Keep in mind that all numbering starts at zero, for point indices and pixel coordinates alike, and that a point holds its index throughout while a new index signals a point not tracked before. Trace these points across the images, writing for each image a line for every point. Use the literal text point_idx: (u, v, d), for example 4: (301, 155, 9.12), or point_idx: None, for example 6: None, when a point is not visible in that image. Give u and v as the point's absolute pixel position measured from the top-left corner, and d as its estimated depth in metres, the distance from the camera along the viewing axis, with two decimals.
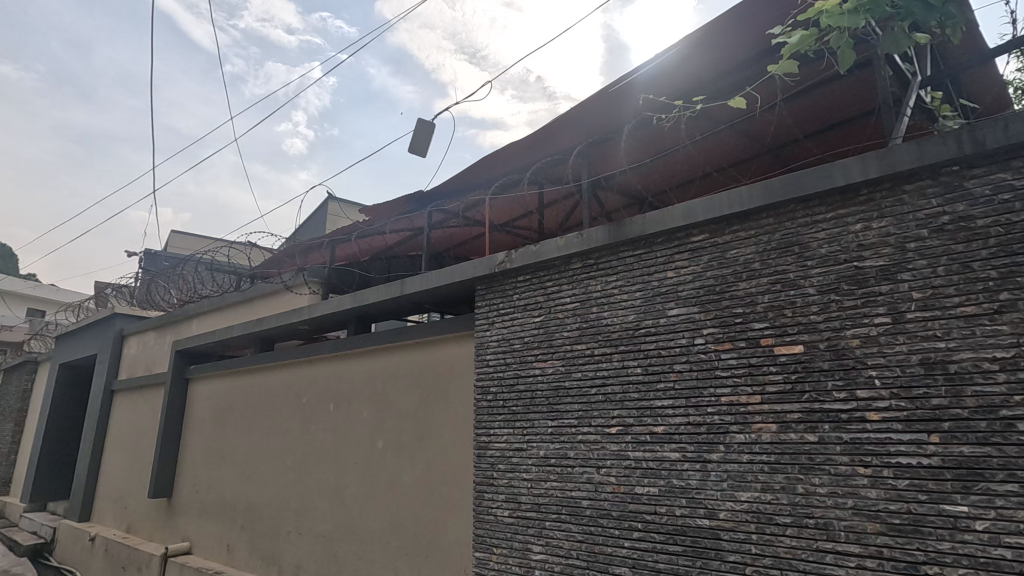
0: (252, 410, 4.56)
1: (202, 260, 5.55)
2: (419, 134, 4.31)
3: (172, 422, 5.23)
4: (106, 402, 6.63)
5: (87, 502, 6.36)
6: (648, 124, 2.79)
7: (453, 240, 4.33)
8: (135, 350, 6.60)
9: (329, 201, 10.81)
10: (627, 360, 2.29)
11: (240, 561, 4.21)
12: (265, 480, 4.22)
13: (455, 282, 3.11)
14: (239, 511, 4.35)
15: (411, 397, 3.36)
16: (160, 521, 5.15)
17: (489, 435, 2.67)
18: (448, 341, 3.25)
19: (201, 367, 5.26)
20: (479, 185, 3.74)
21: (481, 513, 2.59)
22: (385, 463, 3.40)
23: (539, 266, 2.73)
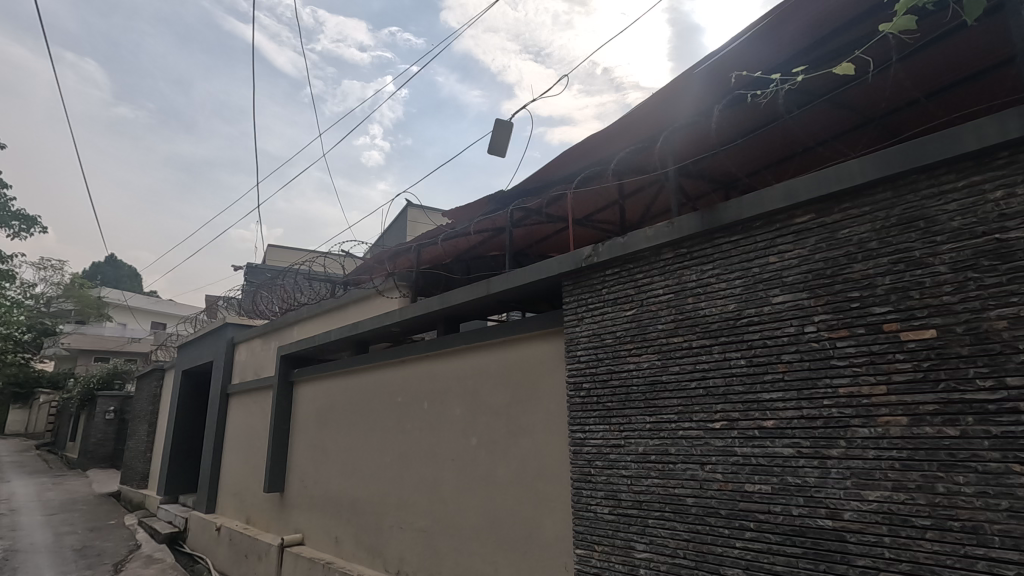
0: (352, 410, 4.79)
1: (300, 269, 5.93)
2: (498, 135, 4.35)
3: (281, 422, 5.63)
4: (223, 405, 7.26)
5: (212, 495, 6.99)
6: (741, 101, 2.64)
7: (535, 237, 4.32)
8: (244, 356, 7.17)
9: (409, 208, 11.28)
10: (729, 352, 2.18)
11: (347, 553, 4.44)
12: (367, 477, 4.43)
13: (541, 279, 3.10)
14: (344, 505, 4.59)
15: (502, 395, 3.40)
16: (274, 513, 5.55)
17: (584, 431, 2.64)
18: (535, 339, 3.26)
19: (303, 370, 5.60)
20: (559, 182, 3.73)
21: (580, 510, 2.57)
22: (479, 460, 3.47)
23: (627, 259, 2.67)
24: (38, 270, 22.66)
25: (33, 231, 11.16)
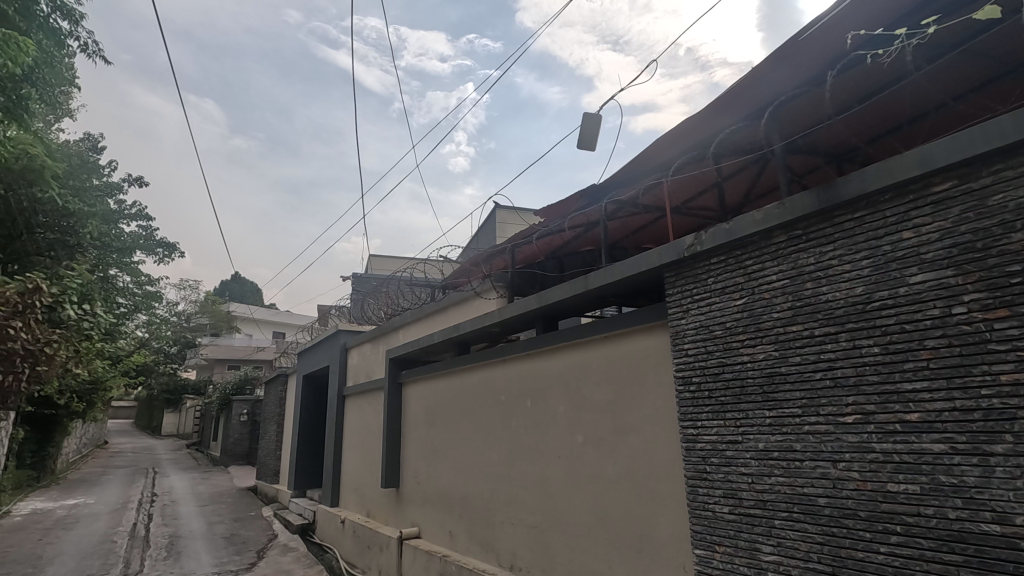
0: (458, 409, 4.96)
1: (402, 276, 6.24)
2: (586, 129, 4.31)
3: (393, 421, 5.96)
4: (340, 406, 7.80)
5: (336, 490, 7.54)
6: (858, 63, 2.41)
7: (630, 228, 4.21)
8: (356, 360, 7.67)
9: (497, 209, 11.51)
10: (859, 340, 2.00)
11: (462, 547, 4.60)
12: (476, 473, 4.57)
13: (641, 272, 3.03)
14: (456, 500, 4.76)
15: (606, 391, 3.37)
16: (392, 508, 5.88)
17: (697, 427, 2.54)
18: (638, 333, 3.19)
19: (410, 371, 5.88)
20: (653, 169, 3.63)
21: (697, 509, 2.47)
22: (586, 457, 3.45)
23: (733, 245, 2.53)
24: (178, 290, 25.68)
25: (173, 256, 12.63)
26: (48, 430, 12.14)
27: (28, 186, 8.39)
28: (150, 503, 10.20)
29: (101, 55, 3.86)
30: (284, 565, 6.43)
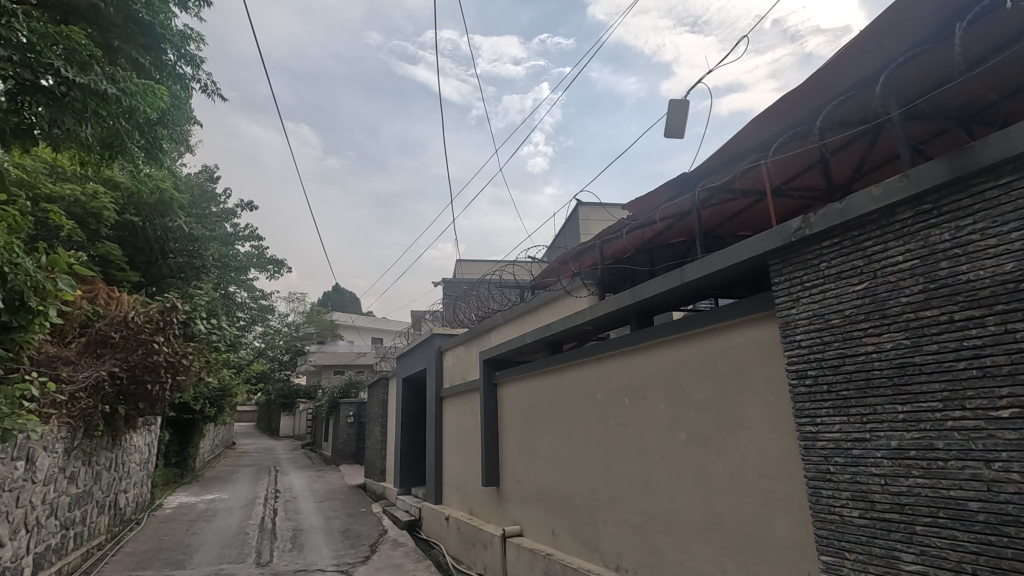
0: (554, 408, 4.97)
1: (491, 279, 6.36)
2: (673, 115, 4.16)
3: (490, 421, 6.07)
4: (438, 407, 8.09)
5: (439, 488, 7.82)
6: (993, 11, 2.14)
7: (726, 215, 4.00)
8: (451, 362, 7.91)
9: (579, 207, 11.47)
10: (1011, 323, 1.76)
11: (565, 546, 4.58)
12: (575, 472, 4.54)
13: (743, 261, 2.86)
14: (557, 499, 4.77)
15: (709, 388, 3.22)
16: (493, 506, 5.99)
17: (816, 424, 2.35)
18: (741, 326, 3.03)
19: (505, 372, 5.97)
20: (750, 151, 3.44)
21: (821, 512, 2.29)
22: (691, 457, 3.32)
23: (848, 226, 2.32)
24: (288, 303, 27.95)
25: (282, 272, 13.75)
26: (187, 432, 13.64)
27: (161, 216, 9.62)
28: (274, 499, 11.13)
29: (220, 93, 4.28)
30: (395, 559, 6.76)
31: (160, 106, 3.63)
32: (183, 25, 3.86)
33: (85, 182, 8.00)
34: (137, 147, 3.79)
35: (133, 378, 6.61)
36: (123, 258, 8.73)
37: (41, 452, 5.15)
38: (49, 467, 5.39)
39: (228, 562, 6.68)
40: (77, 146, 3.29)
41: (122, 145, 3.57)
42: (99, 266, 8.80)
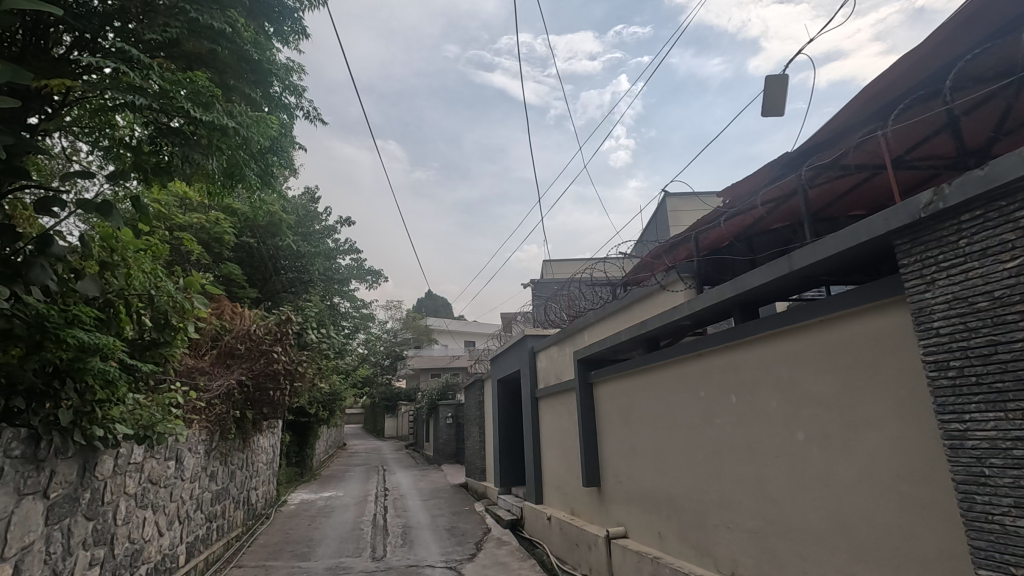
0: (655, 407, 4.82)
1: (582, 277, 6.28)
2: (770, 91, 3.89)
3: (588, 421, 6.02)
4: (534, 408, 8.14)
5: (539, 488, 7.85)
6: None
7: (837, 193, 3.67)
8: (544, 363, 7.94)
9: (667, 199, 11.11)
10: None
11: (673, 549, 4.42)
12: (681, 473, 4.37)
13: (862, 243, 2.60)
14: (662, 501, 4.61)
15: (828, 382, 2.97)
16: (595, 506, 5.91)
17: (965, 422, 2.08)
18: (863, 314, 2.77)
19: (600, 372, 5.89)
20: (864, 123, 3.15)
21: (976, 521, 2.03)
22: (811, 458, 3.08)
23: (992, 196, 2.04)
24: (386, 310, 29.51)
25: (379, 281, 14.54)
26: (304, 434, 14.78)
27: (273, 236, 10.66)
28: (384, 497, 11.75)
29: (321, 118, 4.59)
30: (500, 557, 6.86)
31: (270, 135, 3.91)
32: (286, 59, 4.15)
33: (209, 211, 8.94)
34: (253, 176, 4.11)
35: (258, 386, 7.28)
36: (243, 277, 9.63)
37: (187, 452, 5.80)
38: (194, 466, 6.06)
39: (347, 556, 7.13)
40: (205, 177, 3.65)
41: (241, 174, 3.93)
42: (224, 285, 9.77)
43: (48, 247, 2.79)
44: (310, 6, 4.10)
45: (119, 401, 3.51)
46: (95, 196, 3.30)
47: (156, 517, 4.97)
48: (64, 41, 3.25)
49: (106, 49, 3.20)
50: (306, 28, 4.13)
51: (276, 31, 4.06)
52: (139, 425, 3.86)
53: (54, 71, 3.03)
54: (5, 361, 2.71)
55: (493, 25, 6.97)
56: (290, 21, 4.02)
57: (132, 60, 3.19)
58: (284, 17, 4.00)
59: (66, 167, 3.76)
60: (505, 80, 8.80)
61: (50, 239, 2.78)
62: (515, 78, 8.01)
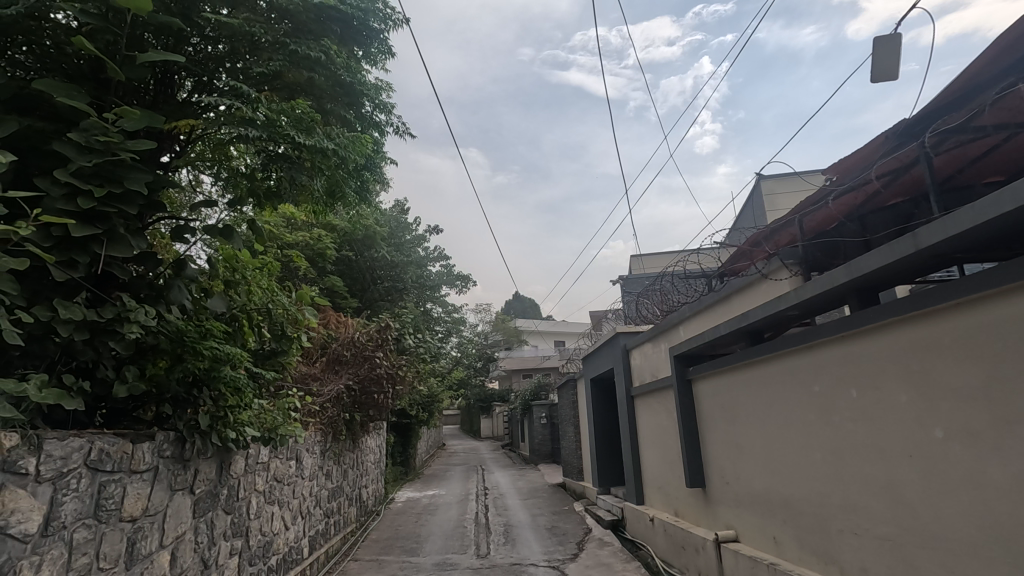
0: (762, 404, 4.54)
1: (674, 271, 6.07)
2: (879, 53, 3.54)
3: (688, 419, 5.80)
4: (631, 406, 7.97)
5: (640, 488, 7.66)
6: None
7: (968, 159, 3.26)
8: (639, 360, 7.75)
9: (762, 182, 10.47)
10: None
11: (792, 556, 4.11)
12: (796, 475, 4.07)
13: (1004, 214, 2.30)
14: (776, 504, 4.32)
15: (969, 373, 2.65)
16: (701, 508, 5.66)
17: None
18: (1010, 295, 2.44)
19: (699, 368, 5.65)
20: (1003, 75, 2.74)
21: None
22: (953, 458, 2.75)
23: None
24: (476, 313, 30.27)
25: (469, 285, 14.94)
26: (406, 435, 15.50)
27: (369, 248, 11.33)
28: (484, 496, 12.03)
29: (409, 132, 4.79)
30: (603, 558, 6.76)
31: (365, 153, 4.13)
32: (375, 79, 4.36)
33: (312, 229, 9.62)
34: (351, 193, 4.37)
35: (364, 390, 7.74)
36: (344, 288, 10.27)
37: (306, 453, 6.28)
38: (312, 465, 6.55)
39: (453, 552, 7.37)
40: (309, 197, 3.94)
41: (341, 192, 4.20)
42: (328, 297, 10.49)
43: (182, 270, 3.14)
44: (396, 26, 4.27)
45: (246, 406, 3.86)
46: (218, 222, 3.66)
47: (282, 512, 5.41)
48: (185, 86, 3.62)
49: (223, 89, 3.53)
50: (392, 47, 4.31)
51: (365, 54, 4.27)
52: (264, 428, 4.24)
53: (182, 113, 3.39)
54: (155, 372, 3.08)
55: (567, 23, 6.94)
56: (377, 43, 4.21)
57: (242, 96, 3.50)
58: (372, 39, 4.18)
59: (192, 199, 4.19)
60: (582, 76, 8.72)
61: (184, 262, 3.12)
62: (593, 73, 7.91)
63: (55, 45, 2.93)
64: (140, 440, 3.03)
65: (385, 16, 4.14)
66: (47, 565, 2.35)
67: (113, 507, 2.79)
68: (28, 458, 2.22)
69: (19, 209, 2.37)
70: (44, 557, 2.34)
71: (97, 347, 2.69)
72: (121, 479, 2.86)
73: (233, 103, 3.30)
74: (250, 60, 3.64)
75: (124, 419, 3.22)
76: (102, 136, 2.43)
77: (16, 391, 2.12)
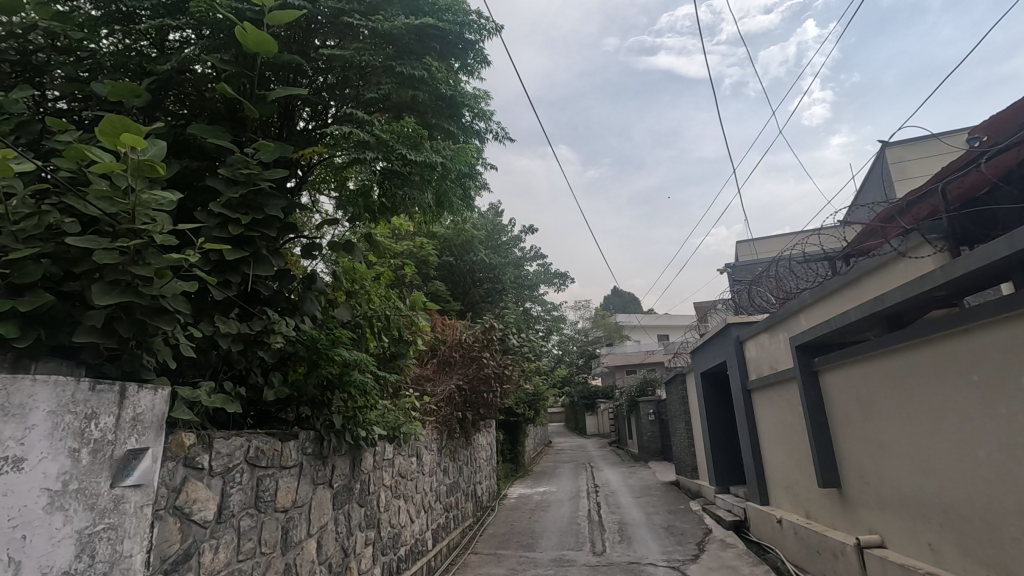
0: (906, 396, 4.11)
1: (793, 255, 5.64)
2: None
3: (816, 414, 5.38)
4: (748, 400, 7.55)
5: (763, 488, 7.22)
6: None
7: None
8: (754, 352, 7.31)
9: (887, 150, 9.47)
10: None
11: (953, 565, 3.67)
12: (954, 475, 3.64)
13: None
14: (930, 506, 3.88)
15: None
16: (837, 510, 5.22)
17: None
18: None
19: (826, 359, 5.23)
20: None
21: None
22: None
23: None
24: (576, 310, 30.18)
25: (567, 283, 14.95)
26: (515, 432, 15.80)
27: (468, 252, 11.73)
28: (596, 493, 11.95)
29: (508, 136, 4.88)
30: (727, 560, 6.44)
31: (469, 161, 4.29)
32: (473, 88, 4.50)
33: (415, 237, 10.12)
34: (457, 202, 4.56)
35: (474, 390, 8.02)
36: (447, 292, 10.71)
37: (425, 450, 6.63)
38: (431, 462, 6.91)
39: (569, 548, 7.41)
40: (419, 208, 4.16)
41: (447, 201, 4.39)
42: (433, 301, 11.00)
43: (312, 284, 3.45)
44: (489, 35, 4.35)
45: (373, 406, 4.16)
46: (339, 238, 3.96)
47: (408, 506, 5.76)
48: (303, 115, 3.96)
49: (340, 115, 3.83)
50: (487, 57, 4.40)
51: (462, 65, 4.41)
52: (390, 426, 4.54)
53: (306, 141, 3.73)
54: (297, 378, 3.42)
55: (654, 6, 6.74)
56: (472, 53, 4.32)
57: (356, 120, 3.77)
58: (467, 50, 4.30)
59: (314, 219, 4.57)
60: (672, 60, 8.42)
61: (314, 277, 3.42)
62: (683, 54, 7.61)
63: (197, 92, 3.34)
64: (287, 439, 3.37)
65: (478, 26, 4.22)
66: (222, 547, 2.69)
67: (269, 498, 3.13)
68: (202, 454, 2.56)
69: (186, 239, 2.75)
70: (219, 541, 2.68)
71: (250, 356, 3.04)
72: (274, 473, 3.21)
73: (348, 127, 3.57)
74: (360, 85, 3.93)
75: (272, 419, 3.60)
76: (244, 169, 2.75)
77: (191, 396, 2.45)
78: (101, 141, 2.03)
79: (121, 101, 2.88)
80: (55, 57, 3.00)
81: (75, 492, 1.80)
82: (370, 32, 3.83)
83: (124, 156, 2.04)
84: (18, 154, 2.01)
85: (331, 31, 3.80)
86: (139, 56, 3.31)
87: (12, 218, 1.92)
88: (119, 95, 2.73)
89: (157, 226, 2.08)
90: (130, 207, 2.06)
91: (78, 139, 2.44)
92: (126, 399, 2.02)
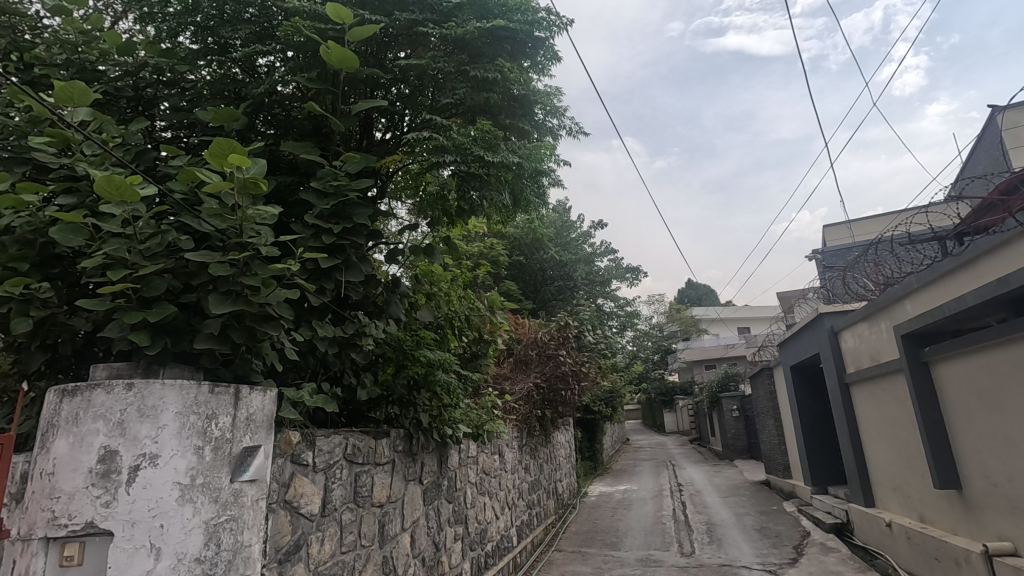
0: None
1: (898, 234, 5.19)
2: None
3: (929, 411, 4.94)
4: (846, 394, 7.06)
5: (867, 488, 6.72)
6: None
7: None
8: (851, 343, 6.82)
9: (998, 115, 8.55)
10: None
11: None
12: None
13: None
14: None
15: None
16: (958, 514, 4.75)
17: None
18: None
19: (938, 349, 4.80)
20: None
21: None
22: None
23: None
24: (650, 305, 29.49)
25: (639, 276, 14.61)
26: (592, 430, 15.65)
27: (538, 250, 11.75)
28: (680, 493, 11.61)
29: (581, 130, 4.84)
30: (829, 565, 6.05)
31: (543, 160, 4.29)
32: (544, 86, 4.51)
33: (484, 238, 10.25)
34: (531, 200, 4.59)
35: (551, 388, 8.02)
36: (518, 291, 10.79)
37: (506, 447, 6.72)
38: (512, 459, 6.98)
39: (655, 548, 7.24)
40: (496, 209, 4.21)
41: (523, 200, 4.43)
42: (506, 301, 11.12)
43: (396, 287, 3.58)
44: (559, 30, 4.33)
45: (457, 405, 4.26)
46: (421, 241, 4.08)
47: (493, 503, 5.85)
48: (380, 125, 4.10)
49: (422, 121, 3.93)
50: (558, 53, 4.38)
51: (532, 64, 4.40)
52: (474, 424, 4.64)
53: (387, 151, 3.88)
54: (387, 378, 3.56)
55: None
56: (542, 52, 4.30)
57: (433, 126, 3.88)
58: (538, 49, 4.28)
59: (393, 225, 4.75)
60: None
61: (398, 280, 3.55)
62: None
63: (285, 111, 3.56)
64: (380, 437, 3.52)
65: (547, 24, 4.22)
66: (327, 539, 2.85)
67: (366, 492, 3.28)
68: (307, 452, 2.72)
69: (285, 249, 2.94)
70: (325, 533, 2.84)
71: (344, 358, 3.20)
72: (370, 469, 3.36)
73: (427, 134, 3.69)
74: (434, 93, 4.03)
75: (366, 419, 3.78)
76: (334, 181, 2.90)
77: (296, 397, 2.61)
78: (210, 163, 2.20)
79: (221, 126, 3.10)
80: (162, 91, 3.30)
81: (201, 486, 1.96)
82: (440, 39, 3.91)
83: (231, 175, 2.20)
84: (143, 180, 2.22)
85: (404, 42, 3.91)
86: (233, 82, 3.57)
87: (139, 238, 2.12)
88: (220, 120, 2.92)
89: (262, 239, 2.24)
90: (237, 222, 2.23)
91: (189, 162, 2.68)
92: (240, 401, 2.16)
